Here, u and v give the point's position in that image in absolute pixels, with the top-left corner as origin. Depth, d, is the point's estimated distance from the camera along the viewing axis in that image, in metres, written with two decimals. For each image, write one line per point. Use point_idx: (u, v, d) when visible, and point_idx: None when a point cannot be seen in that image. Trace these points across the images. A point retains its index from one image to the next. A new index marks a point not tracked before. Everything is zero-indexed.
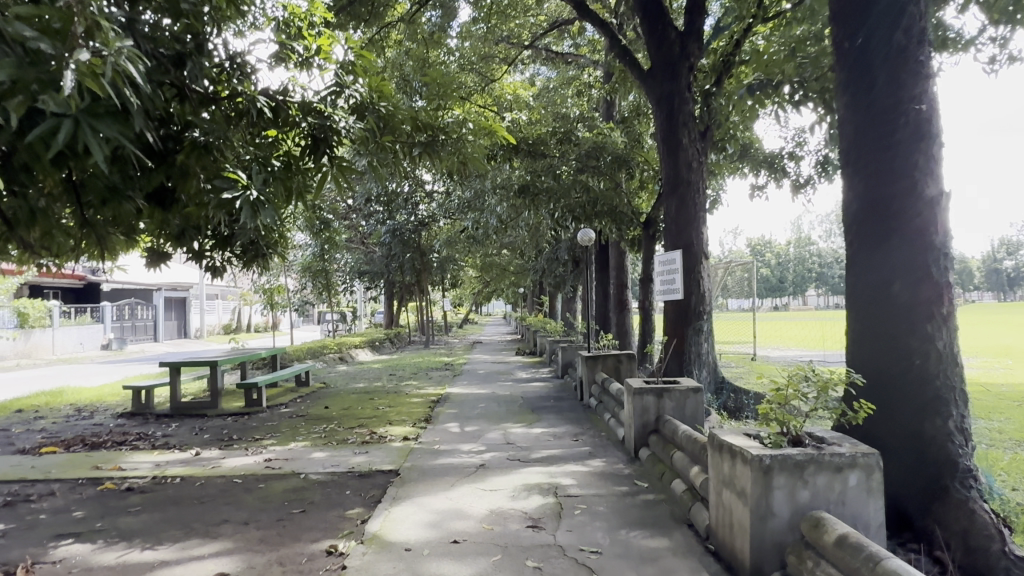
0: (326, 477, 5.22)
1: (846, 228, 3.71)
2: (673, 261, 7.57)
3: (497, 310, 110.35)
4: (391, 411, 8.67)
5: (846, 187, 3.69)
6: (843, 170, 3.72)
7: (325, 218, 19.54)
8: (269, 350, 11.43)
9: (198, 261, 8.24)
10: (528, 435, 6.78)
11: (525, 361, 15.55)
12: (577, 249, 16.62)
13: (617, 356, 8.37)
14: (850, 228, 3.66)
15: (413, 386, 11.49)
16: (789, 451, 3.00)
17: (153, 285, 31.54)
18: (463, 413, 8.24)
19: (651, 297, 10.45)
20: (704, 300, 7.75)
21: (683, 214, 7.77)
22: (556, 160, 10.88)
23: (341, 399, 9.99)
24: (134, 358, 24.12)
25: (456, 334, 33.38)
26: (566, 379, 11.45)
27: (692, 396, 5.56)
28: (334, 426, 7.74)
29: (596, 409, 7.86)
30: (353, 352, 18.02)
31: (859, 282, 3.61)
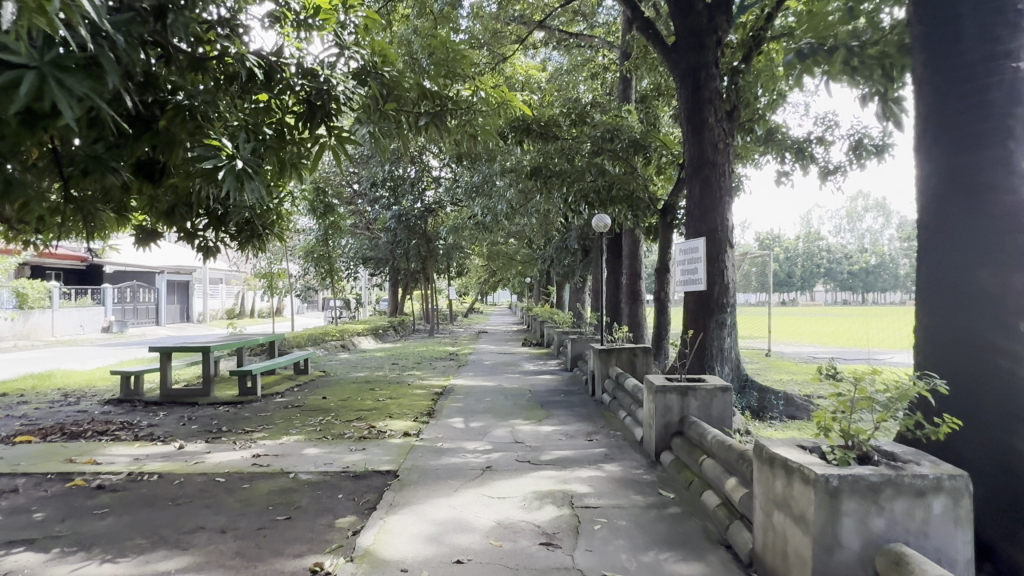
0: (317, 477, 4.76)
1: (920, 206, 3.22)
2: (695, 249, 7.06)
3: (502, 299, 109.92)
4: (392, 403, 8.20)
5: (921, 159, 3.19)
6: (918, 140, 3.23)
7: (330, 202, 19.06)
8: (267, 337, 11.00)
9: (190, 241, 7.78)
10: (538, 434, 6.30)
11: (532, 353, 15.08)
12: (587, 238, 16.09)
13: (632, 349, 7.88)
14: (925, 206, 3.16)
15: (416, 377, 11.03)
16: (860, 470, 2.52)
17: (156, 268, 31.22)
18: (468, 407, 7.77)
19: (668, 289, 9.93)
20: (728, 291, 7.23)
21: (708, 199, 7.26)
22: (570, 142, 10.35)
23: (340, 389, 9.53)
24: (135, 342, 23.77)
25: (461, 323, 32.95)
26: (575, 372, 10.97)
27: (719, 396, 5.07)
28: (331, 418, 7.28)
29: (610, 405, 7.37)
30: (356, 340, 17.57)
31: (934, 270, 3.12)
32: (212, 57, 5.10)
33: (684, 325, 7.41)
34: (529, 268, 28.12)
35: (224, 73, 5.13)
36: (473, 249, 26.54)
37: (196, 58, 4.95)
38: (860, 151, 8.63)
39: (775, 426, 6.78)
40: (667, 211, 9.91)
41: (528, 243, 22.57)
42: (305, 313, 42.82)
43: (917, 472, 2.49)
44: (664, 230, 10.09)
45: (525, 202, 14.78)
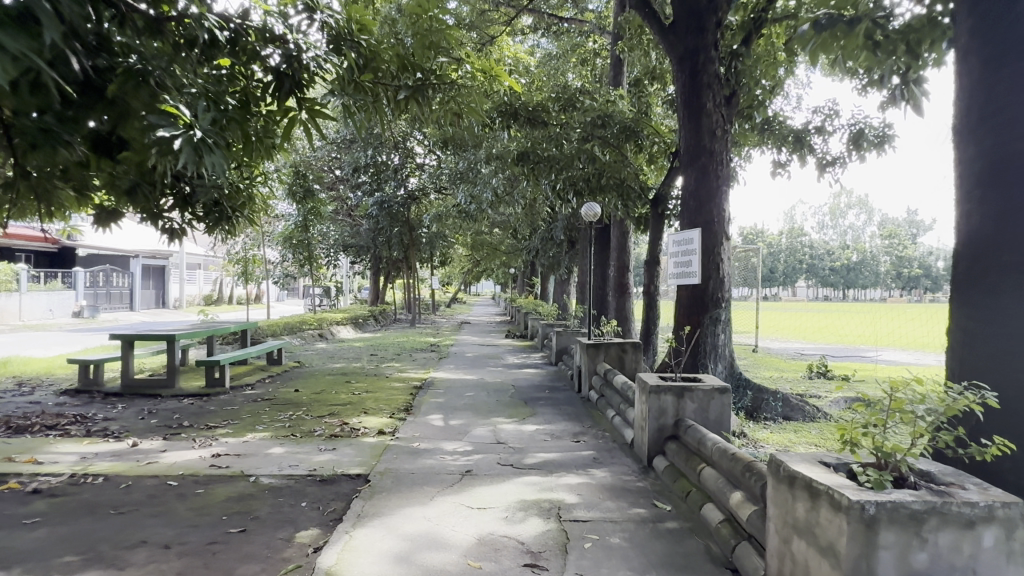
0: (279, 482, 4.35)
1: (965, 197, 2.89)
2: (690, 241, 6.72)
3: (486, 290, 109.49)
4: (368, 397, 7.78)
5: (967, 143, 2.86)
6: (964, 122, 2.90)
7: (309, 187, 18.51)
8: (239, 325, 10.52)
9: (153, 223, 7.32)
10: (522, 434, 5.92)
11: (516, 346, 14.71)
12: (574, 228, 15.74)
13: (621, 344, 7.53)
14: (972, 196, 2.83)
15: (394, 369, 10.62)
16: (900, 495, 2.16)
17: (131, 252, 30.49)
18: (448, 403, 7.38)
19: (658, 282, 9.59)
20: (723, 285, 6.90)
21: (705, 188, 6.91)
22: (559, 128, 9.95)
23: (315, 381, 9.10)
24: (106, 327, 23.07)
25: (443, 314, 32.53)
26: (560, 366, 10.63)
27: (717, 397, 4.75)
28: (302, 413, 6.86)
29: (597, 404, 7.02)
30: (334, 329, 17.10)
31: (980, 268, 2.79)
32: (169, 19, 4.60)
33: (677, 321, 7.09)
34: (514, 259, 27.73)
35: (183, 38, 4.65)
36: (457, 239, 26.08)
37: (152, 18, 4.47)
38: (860, 142, 8.31)
39: (770, 427, 6.47)
40: (658, 201, 9.54)
41: (512, 233, 22.18)
42: (284, 300, 42.13)
43: (966, 499, 2.14)
44: (655, 221, 9.73)
45: (510, 190, 14.36)
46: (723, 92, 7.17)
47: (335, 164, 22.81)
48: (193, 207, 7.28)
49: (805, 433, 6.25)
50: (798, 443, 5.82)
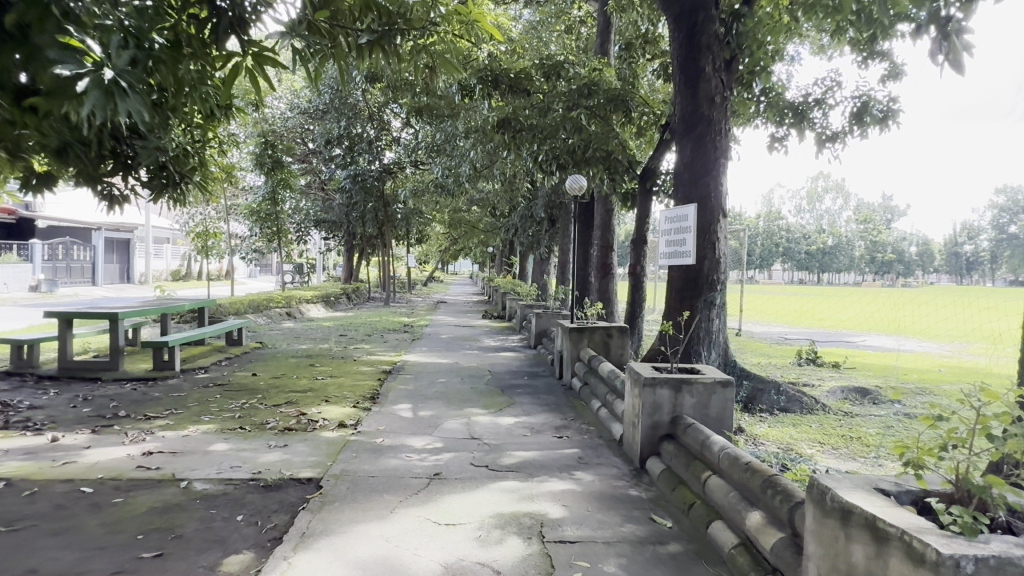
0: (215, 488, 3.71)
1: None
2: (684, 217, 6.16)
3: (464, 269, 108.67)
4: (331, 384, 7.15)
5: None
6: None
7: (278, 159, 17.64)
8: (195, 303, 9.79)
9: (92, 187, 6.59)
10: (499, 428, 5.35)
11: (493, 327, 14.12)
12: (554, 206, 15.14)
13: (607, 328, 6.97)
14: None
15: (363, 351, 9.97)
16: (1004, 547, 1.61)
17: (93, 225, 29.31)
18: (418, 390, 6.77)
19: (644, 262, 9.04)
20: (719, 266, 6.35)
21: (701, 161, 6.35)
22: (543, 96, 9.29)
23: (276, 365, 8.44)
24: (64, 302, 22.05)
25: (419, 292, 31.79)
26: (540, 350, 10.08)
27: (718, 392, 4.23)
28: (256, 401, 6.21)
29: (581, 393, 6.49)
30: (303, 308, 16.36)
31: None
32: None
33: (668, 304, 6.56)
34: (492, 237, 27.07)
35: None
36: (433, 216, 25.32)
37: None
38: (863, 117, 7.74)
39: (766, 421, 5.99)
40: (646, 175, 8.95)
41: (491, 211, 21.51)
42: (256, 277, 41.05)
43: None
44: (642, 196, 9.16)
45: (489, 164, 13.69)
46: (724, 56, 6.58)
47: (307, 136, 21.85)
48: (135, 171, 6.54)
49: (805, 427, 5.77)
50: (800, 439, 5.34)
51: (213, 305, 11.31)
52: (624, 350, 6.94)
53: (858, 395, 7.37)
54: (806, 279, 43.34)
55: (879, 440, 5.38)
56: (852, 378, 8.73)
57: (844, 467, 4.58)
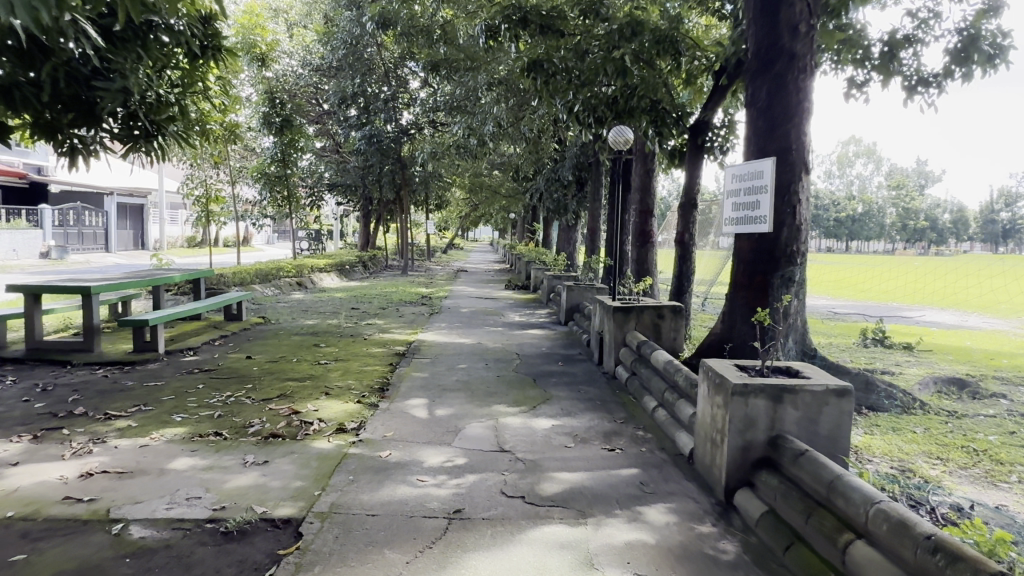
0: (155, 538, 2.72)
1: None
2: (761, 173, 5.01)
3: (484, 236, 107.42)
4: (334, 371, 6.16)
5: None
6: None
7: (287, 118, 16.56)
8: (186, 274, 8.80)
9: (50, 139, 5.53)
10: (534, 436, 4.30)
11: (517, 299, 13.06)
12: (583, 167, 13.93)
13: (657, 308, 5.89)
14: None
15: (375, 328, 8.96)
16: None
17: (106, 189, 28.67)
18: (434, 380, 5.75)
19: (693, 228, 7.92)
20: (800, 235, 5.20)
21: (782, 106, 5.16)
22: (579, 38, 8.05)
23: (276, 344, 7.49)
24: (73, 270, 21.33)
25: (438, 260, 30.88)
26: (571, 327, 9.05)
27: (832, 402, 3.19)
28: (243, 393, 5.23)
29: (628, 387, 5.43)
30: (315, 277, 15.46)
31: None
32: None
33: (734, 281, 5.49)
34: (514, 203, 25.90)
35: None
36: (453, 179, 24.16)
37: None
38: (966, 56, 6.47)
39: (858, 425, 4.91)
40: (698, 128, 7.73)
41: (513, 174, 20.33)
42: (273, 244, 40.30)
43: None
44: (692, 152, 7.97)
45: (514, 121, 12.47)
46: None
47: (320, 95, 20.69)
48: (99, 120, 5.47)
49: (910, 434, 4.69)
50: (912, 452, 4.26)
51: (213, 275, 10.36)
52: (677, 335, 5.88)
53: (954, 388, 6.26)
54: (837, 248, 41.74)
55: (1012, 455, 4.28)
56: (933, 364, 7.61)
57: (989, 500, 3.50)
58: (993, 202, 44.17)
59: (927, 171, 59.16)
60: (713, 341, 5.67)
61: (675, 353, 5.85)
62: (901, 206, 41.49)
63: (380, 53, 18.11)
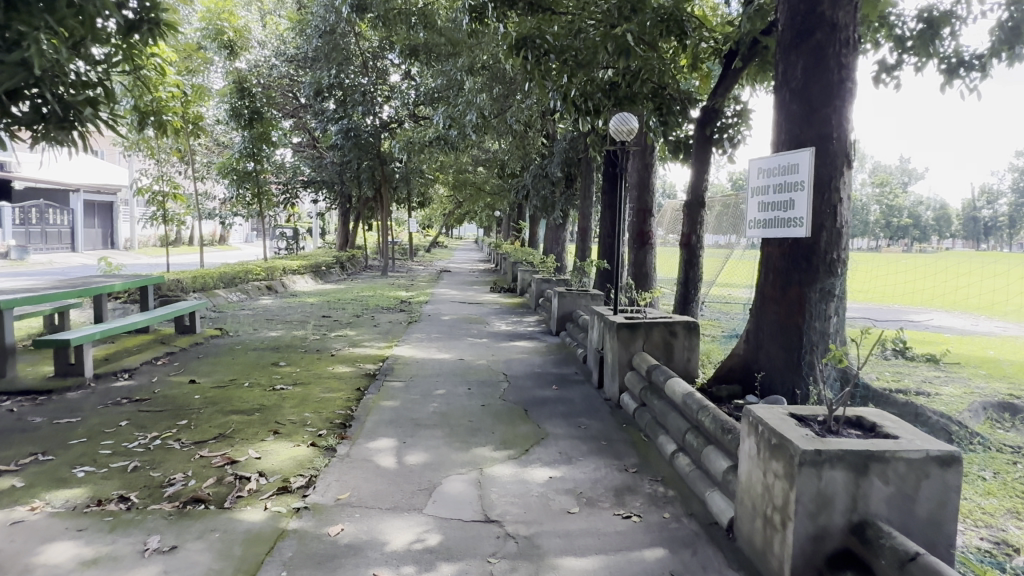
0: None
1: None
2: (797, 166, 4.19)
3: (469, 233, 106.21)
4: (290, 400, 5.24)
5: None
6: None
7: (257, 109, 15.51)
8: (130, 281, 7.80)
9: None
10: (529, 495, 3.42)
11: (503, 304, 12.18)
12: (573, 162, 13.10)
13: (668, 324, 5.05)
14: None
15: (345, 341, 8.01)
16: None
17: (72, 186, 27.42)
18: (407, 412, 4.85)
19: (700, 230, 7.09)
20: (841, 239, 4.36)
21: (821, 86, 4.35)
22: (574, 15, 7.18)
23: (230, 363, 6.55)
24: (32, 270, 20.10)
25: (422, 259, 29.93)
26: (564, 338, 8.19)
27: (931, 474, 2.36)
28: (172, 434, 4.30)
29: (638, 422, 4.58)
30: (288, 280, 14.49)
31: None
32: None
33: (761, 292, 4.69)
34: (499, 200, 24.97)
35: None
36: (436, 175, 23.17)
37: None
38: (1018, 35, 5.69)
39: None
40: (706, 116, 6.89)
41: (498, 170, 19.42)
42: (251, 242, 39.08)
43: None
44: (699, 145, 7.14)
45: (499, 112, 11.57)
46: None
47: (295, 87, 19.65)
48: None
49: (983, 482, 3.87)
50: (995, 511, 3.43)
51: (167, 281, 9.36)
52: (691, 357, 5.04)
53: (1006, 414, 5.48)
54: None
55: None
56: (966, 380, 6.84)
57: None
58: (976, 199, 44.12)
59: (911, 169, 58.93)
60: (735, 363, 4.85)
61: (687, 377, 5.01)
62: (886, 203, 40.90)
63: (358, 42, 17.12)
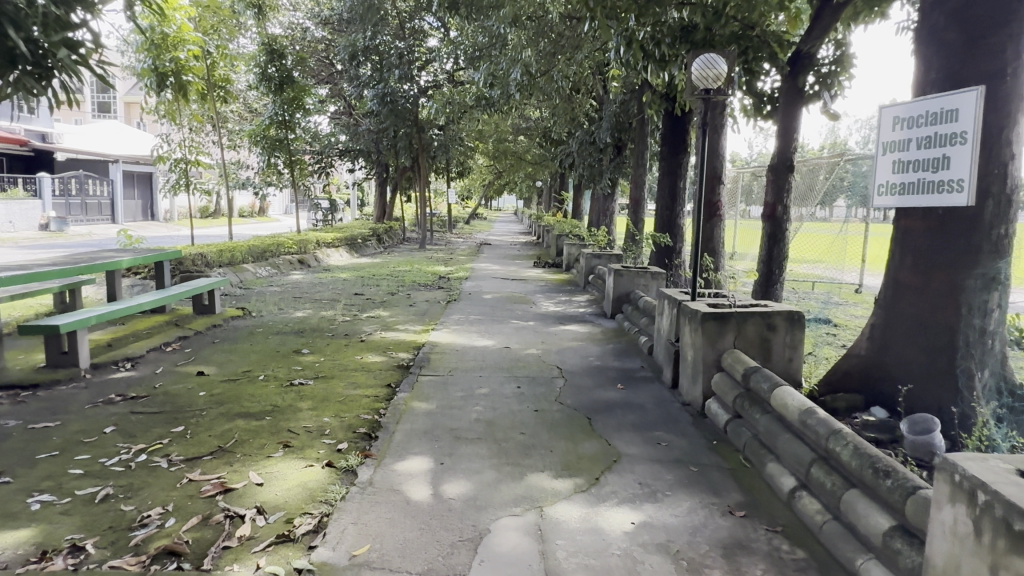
0: None
1: None
2: (957, 112, 3.19)
3: (508, 205, 105.14)
4: (307, 401, 4.43)
5: None
6: None
7: (289, 74, 14.74)
8: (141, 256, 7.08)
9: None
10: (608, 554, 2.54)
11: (549, 281, 11.26)
12: (625, 125, 11.98)
13: (766, 315, 4.09)
14: None
15: (377, 323, 7.21)
16: None
17: (110, 156, 27.27)
18: (444, 420, 4.00)
19: (787, 197, 6.03)
20: (1011, 209, 3.31)
21: (988, 4, 3.31)
22: None
23: (247, 350, 5.81)
24: (70, 242, 19.91)
25: (461, 232, 29.11)
26: (621, 323, 7.24)
27: None
28: (162, 448, 3.52)
29: (735, 439, 3.64)
30: (322, 254, 13.80)
31: None
32: None
33: (894, 276, 3.69)
34: (541, 170, 23.87)
35: None
36: (476, 144, 22.17)
37: None
38: None
39: None
40: (797, 63, 5.79)
41: (541, 137, 18.32)
42: (289, 214, 38.83)
43: None
44: (788, 98, 6.04)
45: (545, 71, 10.51)
46: None
47: (330, 52, 18.85)
48: None
49: None
50: None
51: (189, 256, 8.69)
52: (793, 356, 4.09)
53: None
54: None
55: None
56: None
57: None
58: None
59: None
60: (853, 365, 3.86)
61: (789, 381, 4.06)
62: None
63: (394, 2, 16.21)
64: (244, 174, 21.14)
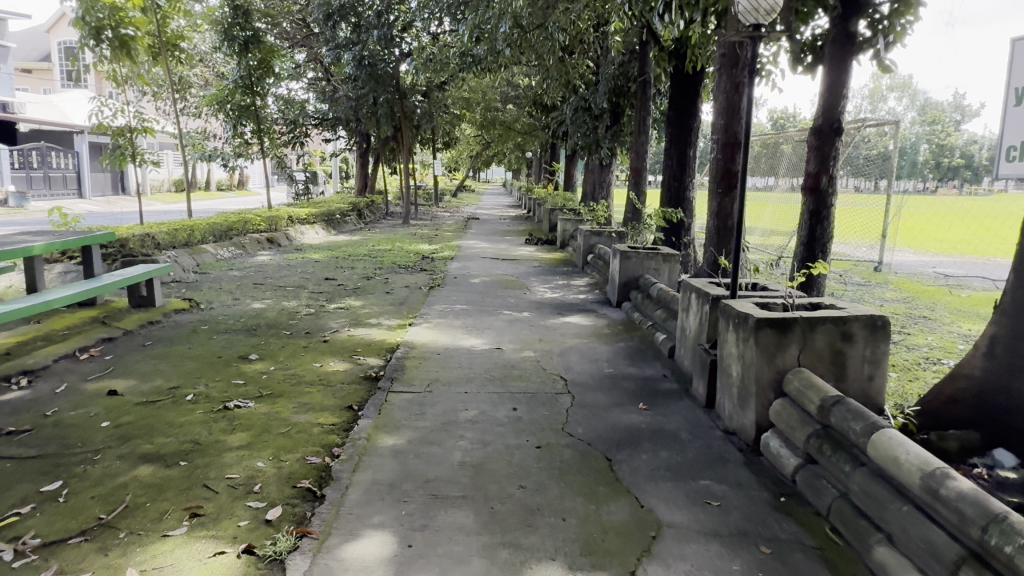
0: None
1: None
2: None
3: (497, 176, 103.23)
4: (241, 434, 3.40)
5: None
6: None
7: (255, 34, 13.35)
8: (63, 240, 5.95)
9: None
10: None
11: (544, 262, 10.20)
12: (624, 86, 10.84)
13: (839, 319, 3.09)
14: None
15: (346, 317, 6.18)
16: None
17: (75, 127, 25.76)
18: (418, 466, 2.99)
19: (835, 166, 5.01)
20: None
21: None
22: None
23: (180, 357, 4.76)
24: (28, 218, 18.59)
25: (448, 205, 27.86)
26: (630, 313, 6.23)
27: None
28: (14, 525, 2.49)
29: (816, 495, 2.67)
30: (294, 232, 12.65)
31: None
32: None
33: None
34: (532, 140, 22.61)
35: None
36: (462, 112, 20.84)
37: None
38: None
39: None
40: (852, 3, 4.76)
41: (533, 105, 17.09)
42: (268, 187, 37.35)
43: None
44: (835, 48, 5.01)
45: (538, 25, 9.35)
46: None
47: (305, 12, 17.44)
48: None
49: None
50: None
51: (133, 237, 7.57)
52: (874, 375, 3.10)
53: None
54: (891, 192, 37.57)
55: None
56: None
57: None
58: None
59: None
60: (962, 391, 2.90)
61: (869, 408, 3.09)
62: None
63: None
64: (216, 144, 19.82)
